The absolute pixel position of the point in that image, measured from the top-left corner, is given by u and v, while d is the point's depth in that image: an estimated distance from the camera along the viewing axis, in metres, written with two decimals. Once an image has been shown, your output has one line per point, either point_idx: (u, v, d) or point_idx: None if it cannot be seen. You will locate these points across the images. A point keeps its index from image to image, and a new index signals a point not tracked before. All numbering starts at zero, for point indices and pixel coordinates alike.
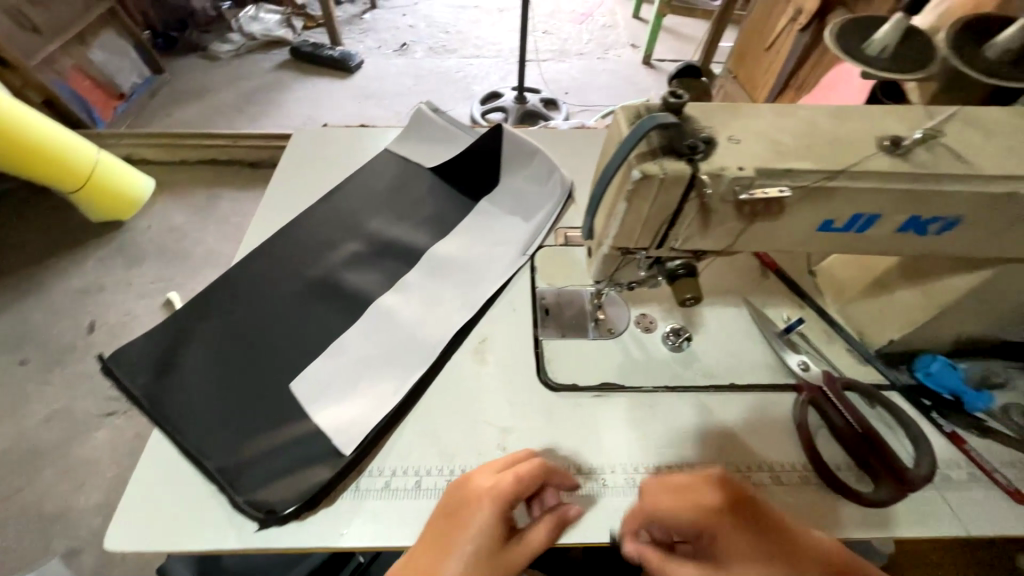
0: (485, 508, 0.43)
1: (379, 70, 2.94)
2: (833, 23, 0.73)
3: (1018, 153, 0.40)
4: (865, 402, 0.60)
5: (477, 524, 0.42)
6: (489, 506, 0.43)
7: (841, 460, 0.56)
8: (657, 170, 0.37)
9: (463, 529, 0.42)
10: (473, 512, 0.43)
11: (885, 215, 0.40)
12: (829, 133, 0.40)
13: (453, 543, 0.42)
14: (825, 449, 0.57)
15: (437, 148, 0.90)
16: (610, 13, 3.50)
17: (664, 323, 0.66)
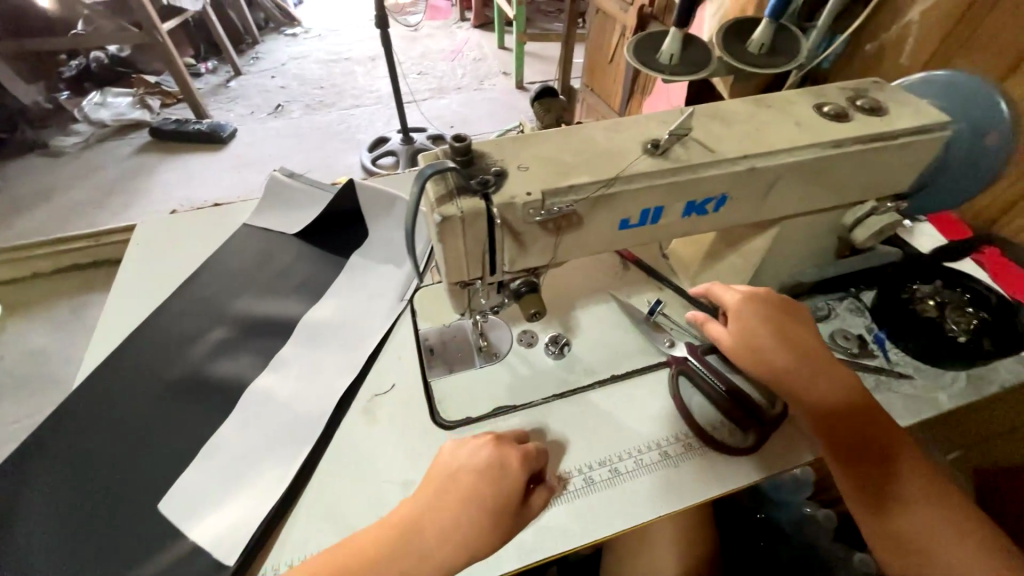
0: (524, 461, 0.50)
1: (255, 136, 2.84)
2: (630, 42, 0.86)
3: (752, 134, 0.48)
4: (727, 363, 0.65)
5: (494, 478, 0.47)
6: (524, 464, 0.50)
7: (715, 420, 0.61)
8: (454, 210, 0.40)
9: (482, 479, 0.47)
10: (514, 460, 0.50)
11: (666, 205, 0.46)
12: (603, 146, 0.46)
13: (468, 489, 0.47)
14: (701, 413, 0.62)
15: (300, 211, 0.88)
16: (477, 47, 3.72)
17: (544, 335, 0.69)
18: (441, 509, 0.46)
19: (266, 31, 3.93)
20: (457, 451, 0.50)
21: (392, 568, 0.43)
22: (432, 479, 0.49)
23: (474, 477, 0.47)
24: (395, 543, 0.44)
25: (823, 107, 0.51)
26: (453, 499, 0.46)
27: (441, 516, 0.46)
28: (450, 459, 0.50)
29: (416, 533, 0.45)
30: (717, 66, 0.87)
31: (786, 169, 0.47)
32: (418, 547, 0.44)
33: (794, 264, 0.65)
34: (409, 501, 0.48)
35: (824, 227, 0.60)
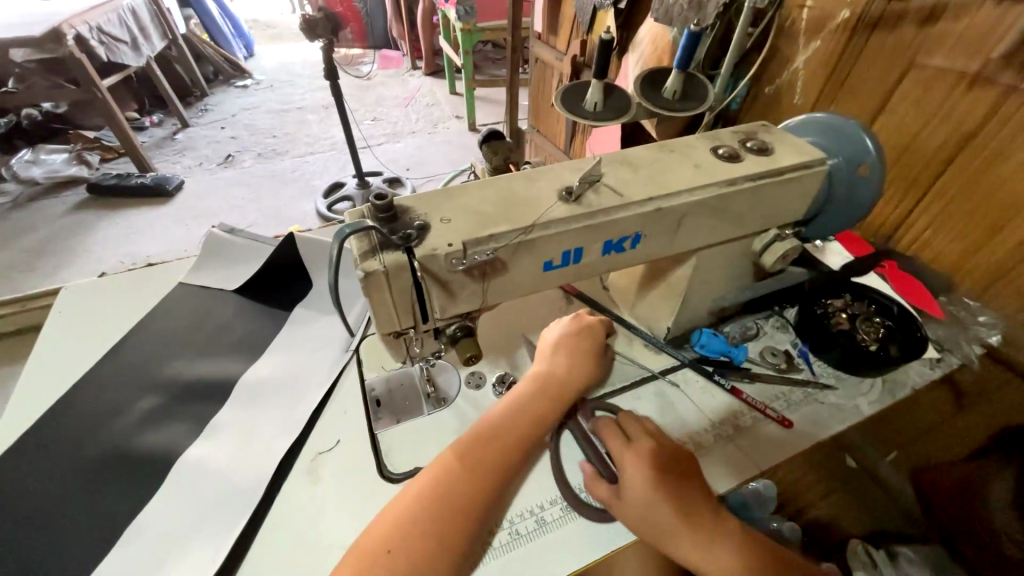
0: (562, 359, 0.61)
1: (203, 187, 2.78)
2: (557, 92, 0.94)
3: (657, 177, 0.52)
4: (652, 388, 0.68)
5: (587, 331, 0.64)
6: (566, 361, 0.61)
7: None
8: (377, 265, 0.41)
9: (580, 332, 0.64)
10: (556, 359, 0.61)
11: (585, 246, 0.50)
12: (522, 196, 0.49)
13: (573, 343, 0.62)
14: None
15: (240, 265, 0.87)
16: (430, 93, 3.87)
17: (492, 375, 0.70)
18: (558, 361, 0.60)
19: (216, 83, 3.94)
20: (554, 328, 0.65)
21: (535, 401, 0.56)
22: (544, 342, 0.63)
23: (574, 334, 0.63)
24: (530, 390, 0.57)
25: (719, 149, 0.57)
26: (564, 353, 0.61)
27: (560, 367, 0.60)
28: (551, 334, 0.64)
29: (540, 382, 0.58)
30: (636, 110, 0.95)
31: (690, 206, 0.52)
32: (548, 389, 0.58)
33: (718, 288, 0.70)
34: (535, 364, 0.61)
35: (738, 254, 0.65)
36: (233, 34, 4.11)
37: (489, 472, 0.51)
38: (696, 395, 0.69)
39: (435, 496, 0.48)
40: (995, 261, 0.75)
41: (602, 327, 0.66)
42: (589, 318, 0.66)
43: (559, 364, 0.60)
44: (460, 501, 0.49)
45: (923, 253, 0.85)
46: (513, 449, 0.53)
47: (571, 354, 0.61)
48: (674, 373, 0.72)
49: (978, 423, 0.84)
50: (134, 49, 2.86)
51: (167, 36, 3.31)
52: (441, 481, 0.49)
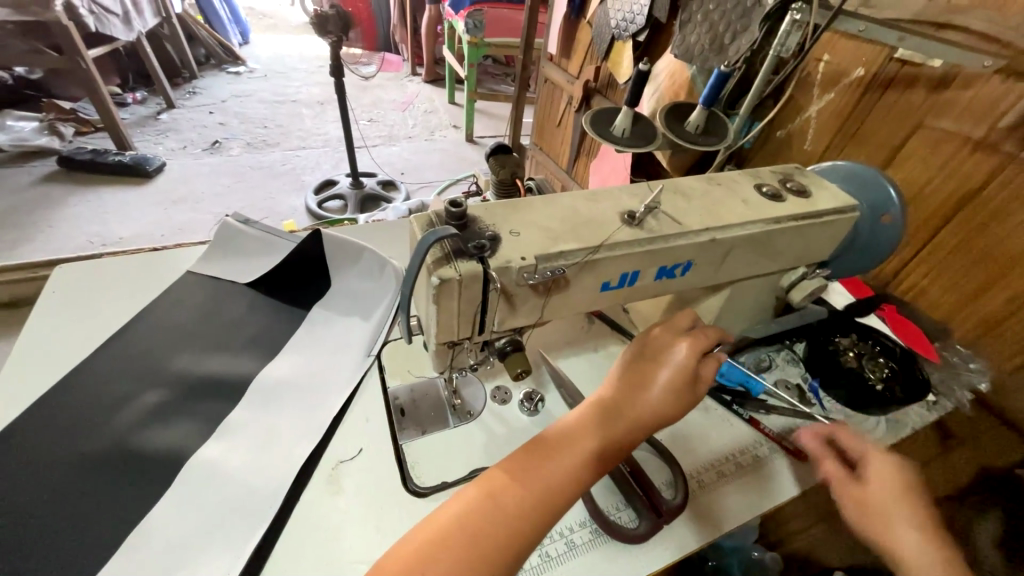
0: (637, 383, 0.48)
1: (187, 171, 2.67)
2: (587, 115, 0.96)
3: (710, 209, 0.54)
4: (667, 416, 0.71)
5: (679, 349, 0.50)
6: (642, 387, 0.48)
7: (669, 477, 0.64)
8: (452, 273, 0.41)
9: (669, 347, 0.50)
10: (628, 383, 0.48)
11: (642, 270, 0.50)
12: (585, 216, 0.49)
13: (658, 362, 0.49)
14: (656, 472, 0.64)
15: (255, 259, 0.84)
16: (428, 100, 3.88)
17: (518, 391, 0.69)
18: (629, 386, 0.48)
19: (206, 67, 3.83)
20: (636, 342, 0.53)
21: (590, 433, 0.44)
22: (626, 358, 0.52)
23: (659, 352, 0.50)
24: (599, 415, 0.46)
25: (762, 187, 0.60)
26: (647, 376, 0.48)
27: (636, 392, 0.47)
28: (632, 350, 0.52)
29: (615, 409, 0.46)
30: (661, 140, 0.98)
31: (740, 239, 0.54)
32: (618, 419, 0.46)
33: (742, 321, 0.72)
34: (607, 382, 0.49)
35: (767, 289, 0.67)
36: (229, 20, 4.02)
37: (515, 511, 0.40)
38: (715, 424, 0.71)
39: (474, 516, 0.39)
40: (986, 312, 0.81)
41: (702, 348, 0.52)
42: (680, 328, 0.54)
43: (637, 389, 0.48)
44: (502, 530, 0.39)
45: (919, 299, 0.90)
46: (570, 482, 0.42)
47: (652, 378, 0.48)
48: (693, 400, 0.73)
49: (962, 464, 0.89)
50: (126, 23, 2.75)
51: (161, 14, 3.21)
52: (481, 502, 0.40)
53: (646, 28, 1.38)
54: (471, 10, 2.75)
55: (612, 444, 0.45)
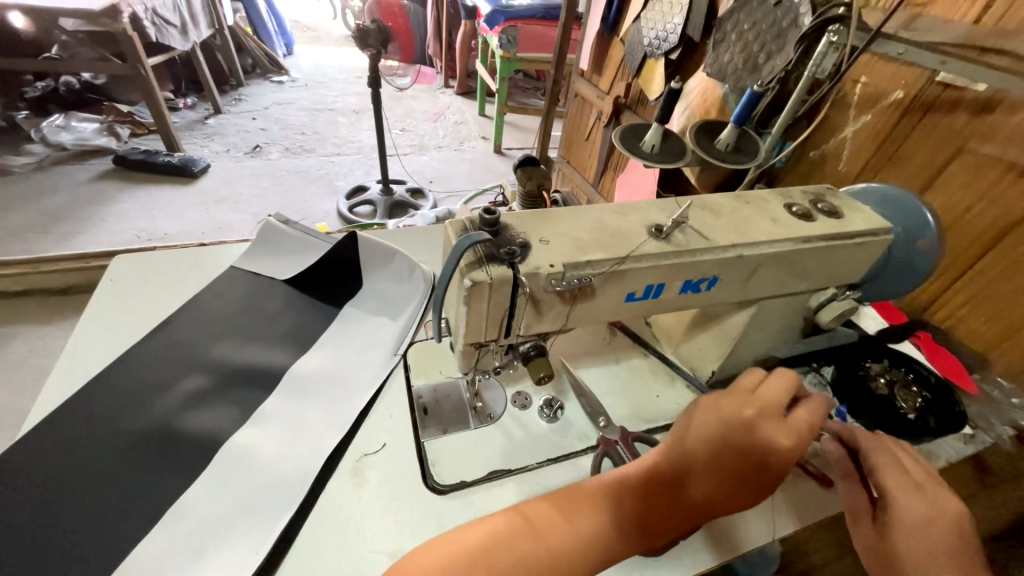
0: (682, 449, 0.49)
1: (229, 173, 2.82)
2: (616, 130, 0.98)
3: (737, 225, 0.55)
4: None
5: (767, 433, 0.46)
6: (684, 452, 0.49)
7: None
8: (484, 276, 0.42)
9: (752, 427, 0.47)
10: (671, 448, 0.50)
11: (667, 282, 0.51)
12: (614, 228, 0.51)
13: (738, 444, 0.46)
14: None
15: (292, 257, 0.88)
16: (459, 111, 3.99)
17: (537, 397, 0.70)
18: (671, 451, 0.49)
19: (252, 76, 4.05)
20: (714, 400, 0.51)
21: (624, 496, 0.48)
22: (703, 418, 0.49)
23: (744, 431, 0.46)
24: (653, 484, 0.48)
25: (792, 207, 0.60)
26: (720, 454, 0.47)
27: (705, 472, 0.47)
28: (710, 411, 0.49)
29: (674, 481, 0.47)
30: (690, 157, 0.99)
31: (767, 257, 0.54)
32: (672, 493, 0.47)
33: (767, 340, 0.71)
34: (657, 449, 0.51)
35: (794, 308, 0.67)
36: (276, 32, 4.25)
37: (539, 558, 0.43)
38: None
39: (505, 548, 0.43)
40: None
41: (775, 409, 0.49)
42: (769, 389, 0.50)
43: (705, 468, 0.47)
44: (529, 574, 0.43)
45: (958, 328, 0.87)
46: (609, 535, 0.46)
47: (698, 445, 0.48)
48: None
49: (1001, 504, 0.84)
50: (183, 34, 2.94)
51: (214, 26, 3.41)
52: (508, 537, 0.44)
53: (678, 47, 1.40)
54: (506, 26, 2.83)
55: (642, 510, 0.47)
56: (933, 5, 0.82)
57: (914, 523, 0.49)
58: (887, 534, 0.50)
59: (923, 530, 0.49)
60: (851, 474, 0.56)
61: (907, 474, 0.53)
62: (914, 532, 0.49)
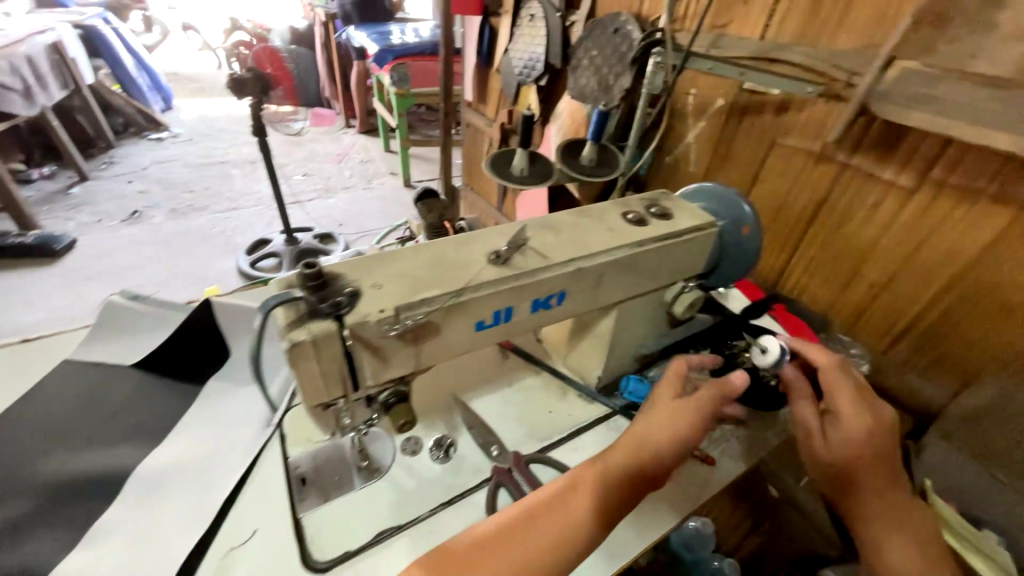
0: (615, 455, 0.51)
1: (102, 246, 2.52)
2: (485, 157, 1.01)
3: (576, 240, 0.58)
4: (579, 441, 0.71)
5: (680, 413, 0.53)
6: (615, 457, 0.51)
7: None
8: (304, 335, 0.40)
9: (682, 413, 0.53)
10: (611, 454, 0.52)
11: (514, 305, 0.52)
12: (452, 260, 0.51)
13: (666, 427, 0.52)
14: None
15: (145, 337, 0.79)
16: (364, 150, 3.92)
17: (428, 438, 0.68)
18: (617, 453, 0.51)
19: (125, 136, 3.70)
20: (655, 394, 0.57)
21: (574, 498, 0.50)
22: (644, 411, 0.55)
23: (660, 437, 0.51)
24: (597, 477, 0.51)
25: (628, 214, 0.65)
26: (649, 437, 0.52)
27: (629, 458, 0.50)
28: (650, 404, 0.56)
29: (618, 467, 0.50)
30: (558, 175, 1.04)
31: (607, 265, 0.58)
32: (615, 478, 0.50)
33: (639, 338, 0.75)
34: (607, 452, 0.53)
35: (653, 305, 0.72)
36: (150, 87, 3.94)
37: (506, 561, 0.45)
38: None
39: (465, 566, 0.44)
40: (855, 304, 0.89)
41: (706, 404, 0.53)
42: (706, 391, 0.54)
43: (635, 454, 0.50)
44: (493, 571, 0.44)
45: (802, 297, 0.98)
46: (573, 537, 0.47)
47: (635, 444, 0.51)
48: (606, 422, 0.74)
49: None
50: (26, 98, 2.60)
51: (69, 86, 3.05)
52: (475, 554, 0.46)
53: (544, 75, 1.49)
54: (394, 64, 2.85)
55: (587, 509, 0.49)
56: (730, 25, 0.95)
57: (852, 428, 0.52)
58: (832, 443, 0.53)
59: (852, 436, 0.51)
60: (804, 392, 0.57)
61: (855, 389, 0.55)
62: (859, 441, 0.51)
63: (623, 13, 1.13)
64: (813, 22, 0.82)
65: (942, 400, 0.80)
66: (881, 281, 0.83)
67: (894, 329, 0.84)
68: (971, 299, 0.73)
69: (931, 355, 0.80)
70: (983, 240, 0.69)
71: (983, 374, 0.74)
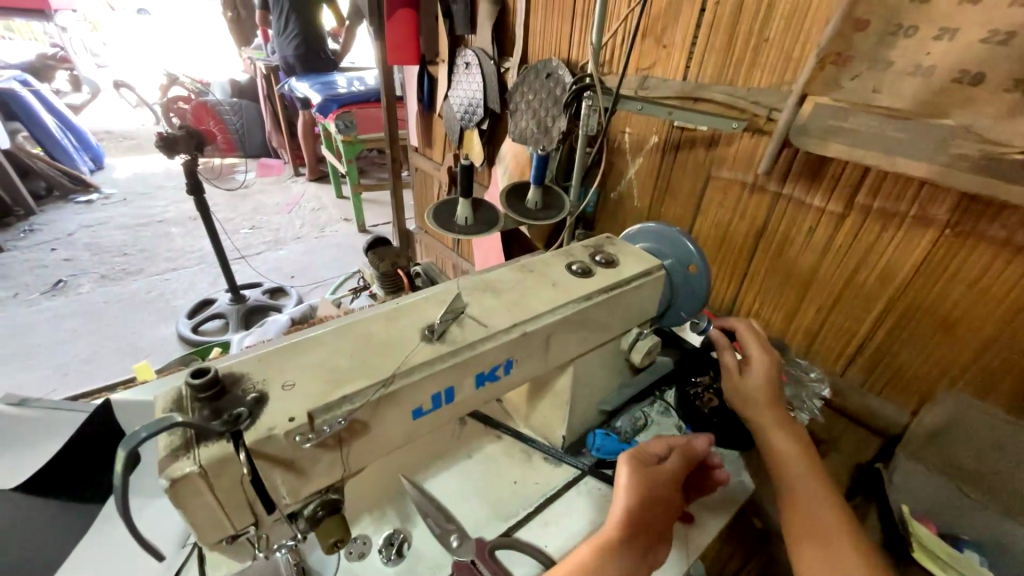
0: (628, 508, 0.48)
1: (16, 325, 2.27)
2: (428, 209, 0.97)
3: (519, 302, 0.54)
4: (547, 513, 0.64)
5: (665, 489, 0.51)
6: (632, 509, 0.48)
7: None
8: (188, 466, 0.33)
9: (666, 492, 0.51)
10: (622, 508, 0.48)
11: (456, 384, 0.47)
12: (381, 341, 0.46)
13: (659, 510, 0.49)
14: None
15: (34, 449, 0.70)
16: (315, 198, 3.82)
17: (378, 536, 0.60)
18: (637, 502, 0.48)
19: (48, 200, 3.42)
20: (626, 463, 0.51)
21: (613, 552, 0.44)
22: (625, 480, 0.49)
23: (659, 498, 0.49)
24: (601, 558, 0.44)
25: (572, 266, 0.62)
26: (649, 519, 0.48)
27: (638, 544, 0.46)
28: (632, 479, 0.49)
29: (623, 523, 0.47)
30: (505, 221, 1.01)
31: (555, 325, 0.54)
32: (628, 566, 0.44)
33: (599, 391, 0.72)
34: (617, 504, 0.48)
35: (611, 355, 0.68)
36: (77, 148, 3.70)
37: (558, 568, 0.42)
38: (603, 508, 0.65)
39: None
40: (807, 326, 0.89)
41: (679, 467, 0.54)
42: (674, 459, 0.55)
43: (639, 540, 0.46)
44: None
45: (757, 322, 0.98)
46: None
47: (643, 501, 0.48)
48: (575, 486, 0.68)
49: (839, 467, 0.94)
50: None
51: None
52: None
53: (484, 119, 1.49)
54: (339, 112, 2.80)
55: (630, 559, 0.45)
56: (654, 68, 0.99)
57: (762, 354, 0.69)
58: (746, 375, 0.68)
59: (763, 365, 0.68)
60: (727, 345, 0.72)
61: (760, 340, 0.72)
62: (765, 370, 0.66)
63: (552, 59, 1.15)
64: (728, 63, 0.86)
65: (902, 421, 0.80)
66: (829, 302, 0.85)
67: (848, 349, 0.85)
68: (914, 316, 0.74)
69: (887, 373, 0.81)
70: (914, 258, 0.72)
71: (938, 388, 0.75)
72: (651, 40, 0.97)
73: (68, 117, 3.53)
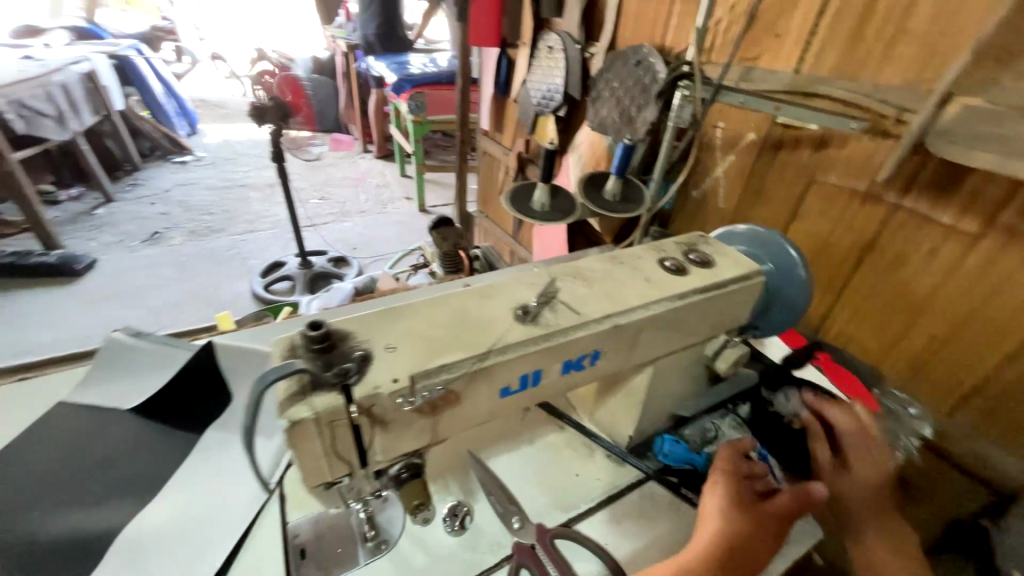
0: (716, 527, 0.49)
1: (119, 269, 2.55)
2: (506, 191, 0.97)
3: (611, 294, 0.52)
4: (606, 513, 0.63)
5: (754, 522, 0.51)
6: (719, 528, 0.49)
7: None
8: (306, 412, 0.36)
9: (758, 525, 0.51)
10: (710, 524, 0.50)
11: (544, 368, 0.47)
12: (475, 316, 0.46)
13: (746, 542, 0.49)
14: None
15: (147, 377, 0.78)
16: (380, 175, 3.95)
17: (442, 504, 0.61)
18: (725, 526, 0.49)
19: (151, 159, 3.79)
20: (717, 493, 0.53)
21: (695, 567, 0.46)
22: (717, 506, 0.51)
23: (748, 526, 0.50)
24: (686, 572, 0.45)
25: (665, 261, 0.59)
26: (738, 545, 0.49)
27: (723, 571, 0.46)
28: (723, 506, 0.51)
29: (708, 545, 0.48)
30: (581, 210, 0.98)
31: (644, 321, 0.52)
32: None
33: (672, 395, 0.69)
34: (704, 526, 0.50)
35: (691, 360, 0.65)
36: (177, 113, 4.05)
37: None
38: (665, 516, 0.63)
39: None
40: (912, 356, 0.81)
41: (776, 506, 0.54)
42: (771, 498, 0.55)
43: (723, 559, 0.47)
44: None
45: (849, 344, 0.90)
46: None
47: (731, 525, 0.49)
48: (638, 489, 0.66)
49: (927, 514, 0.85)
50: (60, 124, 2.69)
51: (101, 112, 3.15)
52: None
53: (563, 105, 1.46)
54: (412, 92, 2.85)
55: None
56: (761, 59, 0.91)
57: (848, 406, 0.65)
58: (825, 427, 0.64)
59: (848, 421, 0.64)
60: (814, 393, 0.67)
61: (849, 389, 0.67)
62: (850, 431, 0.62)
63: (646, 46, 1.10)
64: (854, 55, 0.78)
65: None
66: (946, 332, 0.75)
67: (963, 388, 0.75)
68: None
69: (1011, 420, 0.71)
70: None
71: None
72: (763, 28, 0.90)
73: (173, 84, 3.86)
